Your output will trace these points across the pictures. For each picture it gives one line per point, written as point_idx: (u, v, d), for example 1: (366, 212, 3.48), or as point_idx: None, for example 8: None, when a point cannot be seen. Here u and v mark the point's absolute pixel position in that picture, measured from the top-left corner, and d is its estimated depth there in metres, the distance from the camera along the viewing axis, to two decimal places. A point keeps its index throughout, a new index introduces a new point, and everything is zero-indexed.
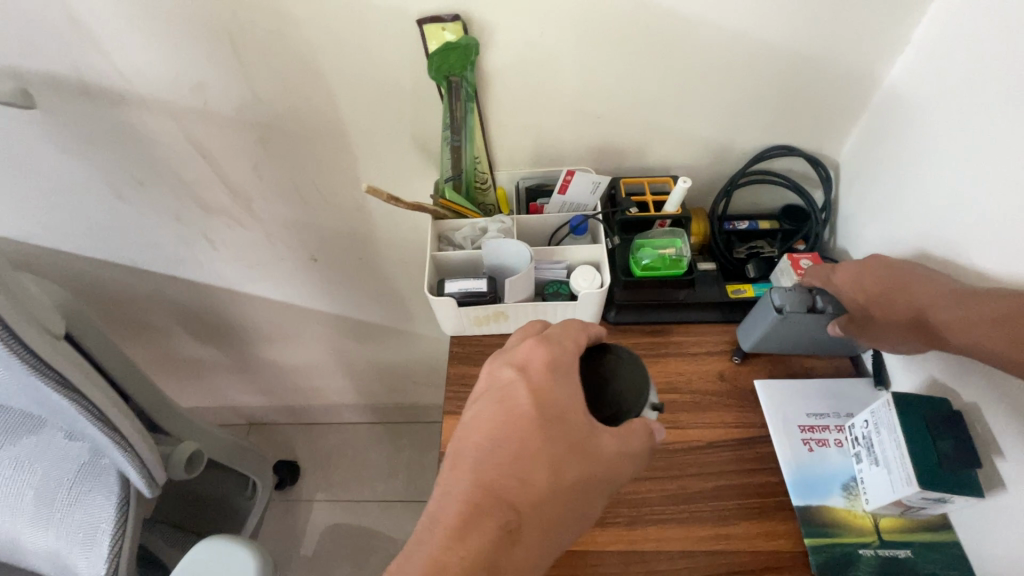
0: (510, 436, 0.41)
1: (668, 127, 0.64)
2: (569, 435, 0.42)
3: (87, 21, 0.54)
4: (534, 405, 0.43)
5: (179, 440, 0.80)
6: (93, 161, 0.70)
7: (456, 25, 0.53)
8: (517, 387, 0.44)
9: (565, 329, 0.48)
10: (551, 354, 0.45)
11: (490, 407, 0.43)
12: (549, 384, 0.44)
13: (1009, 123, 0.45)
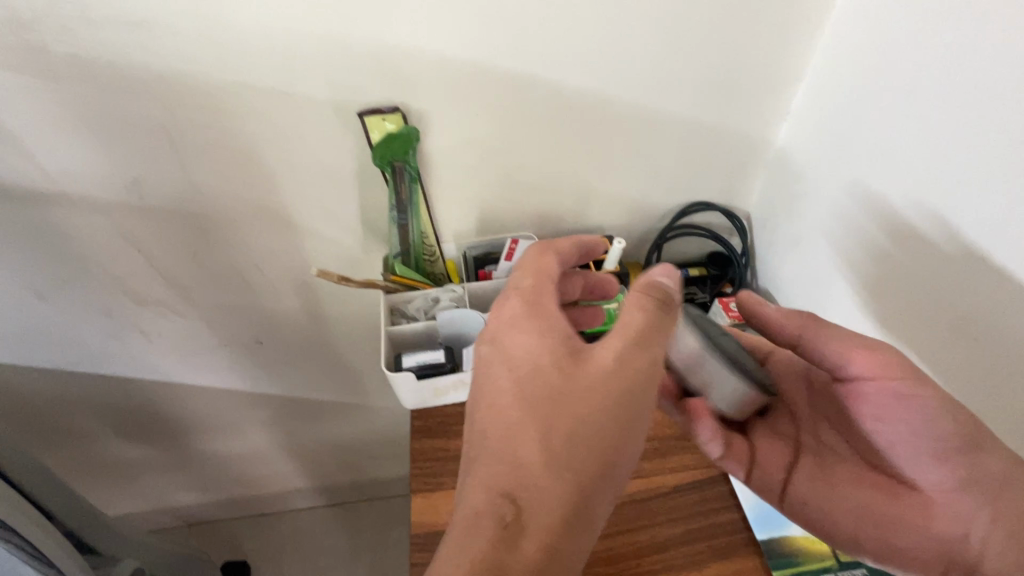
0: (512, 389, 0.42)
1: (601, 192, 0.69)
2: (578, 390, 0.41)
3: (10, 127, 0.52)
4: (524, 354, 0.43)
5: (112, 559, 0.72)
6: (10, 265, 0.66)
7: (395, 115, 0.56)
8: (501, 350, 0.44)
9: (532, 268, 0.49)
10: (517, 304, 0.46)
11: (490, 369, 0.44)
12: (529, 329, 0.44)
13: (882, 177, 0.55)
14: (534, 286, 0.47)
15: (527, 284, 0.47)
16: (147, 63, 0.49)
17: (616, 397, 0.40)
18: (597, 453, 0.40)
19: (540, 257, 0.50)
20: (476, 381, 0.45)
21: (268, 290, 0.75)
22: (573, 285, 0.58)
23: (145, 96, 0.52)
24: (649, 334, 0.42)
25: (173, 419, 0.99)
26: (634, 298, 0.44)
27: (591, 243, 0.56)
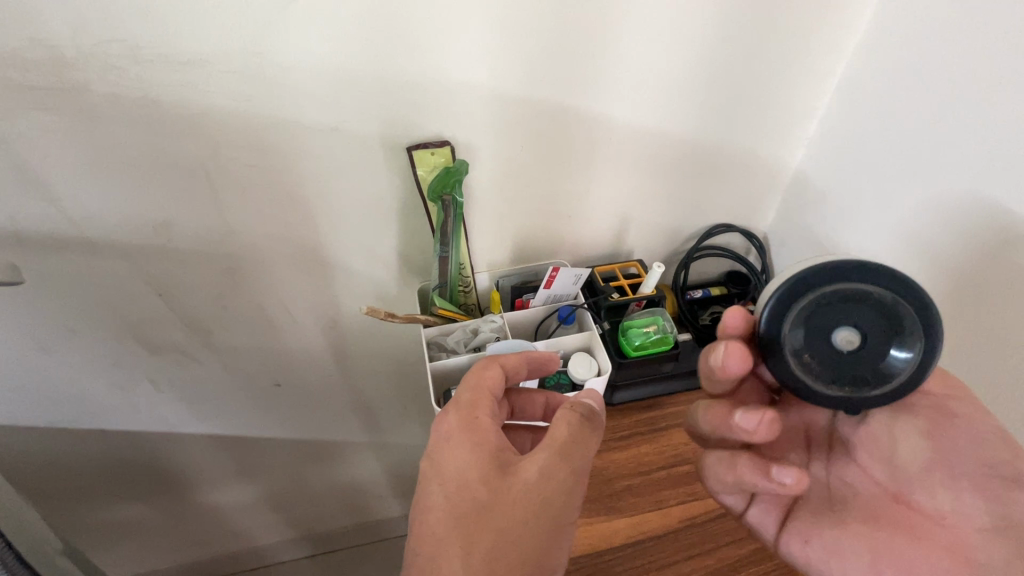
0: (442, 503, 0.46)
1: (632, 217, 0.71)
2: (497, 502, 0.45)
3: (37, 170, 0.49)
4: (457, 468, 0.47)
5: None
6: (15, 315, 0.61)
7: (446, 150, 0.55)
8: (436, 466, 0.48)
9: (470, 389, 0.52)
10: (455, 420, 0.49)
11: (430, 484, 0.47)
12: (465, 442, 0.48)
13: (911, 196, 0.59)
14: (464, 404, 0.50)
15: (461, 399, 0.51)
16: (194, 102, 0.47)
17: (551, 499, 0.45)
18: (548, 545, 0.44)
19: (487, 369, 0.53)
20: (419, 497, 0.48)
21: (292, 330, 0.72)
22: (535, 404, 0.59)
23: (189, 136, 0.49)
24: (580, 447, 0.46)
25: (173, 472, 0.92)
26: (563, 413, 0.48)
27: (539, 359, 0.57)
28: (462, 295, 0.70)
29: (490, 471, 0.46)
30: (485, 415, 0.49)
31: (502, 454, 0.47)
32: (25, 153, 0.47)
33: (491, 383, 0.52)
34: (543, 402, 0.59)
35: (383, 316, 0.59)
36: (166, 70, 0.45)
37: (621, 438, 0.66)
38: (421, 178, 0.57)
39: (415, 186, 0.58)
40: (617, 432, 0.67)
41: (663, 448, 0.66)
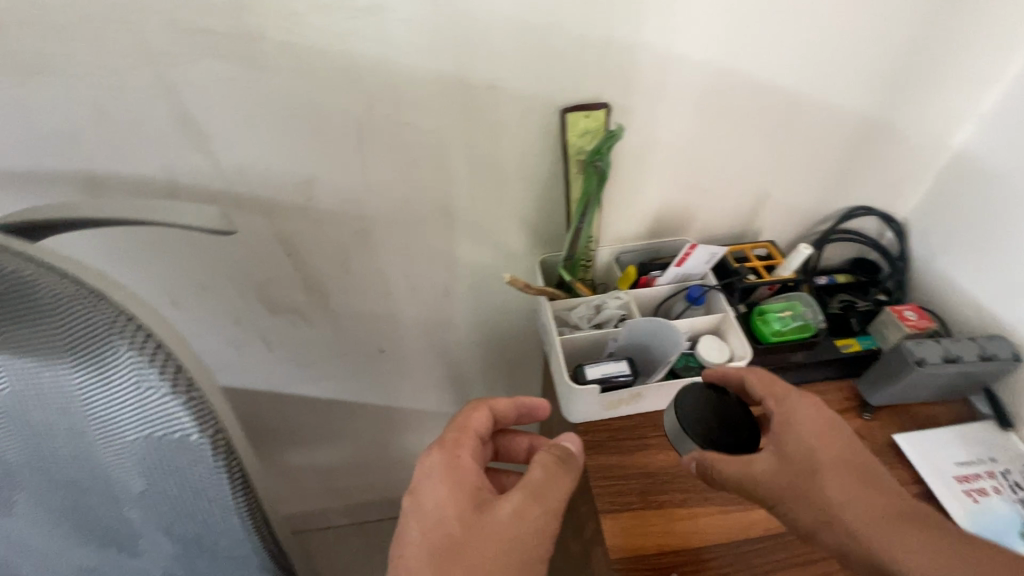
0: (417, 538, 0.45)
1: (768, 196, 0.67)
2: (471, 533, 0.44)
3: (199, 119, 0.48)
4: (432, 506, 0.46)
5: None
6: (154, 267, 0.62)
7: (603, 114, 0.53)
8: (415, 502, 0.47)
9: (455, 427, 0.51)
10: (435, 457, 0.49)
11: (407, 519, 0.46)
12: (443, 480, 0.47)
13: None
14: (447, 440, 0.50)
15: (442, 437, 0.50)
16: (360, 51, 0.46)
17: (531, 537, 0.43)
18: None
19: (475, 410, 0.53)
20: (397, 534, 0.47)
21: (404, 295, 0.71)
22: (520, 448, 0.57)
23: (348, 88, 0.48)
24: (554, 490, 0.46)
25: (268, 430, 0.95)
26: (541, 454, 0.48)
27: (534, 405, 0.55)
28: (583, 269, 0.66)
29: (462, 507, 0.45)
30: (462, 454, 0.49)
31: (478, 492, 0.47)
32: (189, 102, 0.47)
33: (477, 426, 0.51)
34: (529, 447, 0.57)
35: (521, 285, 0.59)
36: (342, 17, 0.44)
37: None
38: (573, 143, 0.54)
39: (563, 150, 0.55)
40: None
41: None
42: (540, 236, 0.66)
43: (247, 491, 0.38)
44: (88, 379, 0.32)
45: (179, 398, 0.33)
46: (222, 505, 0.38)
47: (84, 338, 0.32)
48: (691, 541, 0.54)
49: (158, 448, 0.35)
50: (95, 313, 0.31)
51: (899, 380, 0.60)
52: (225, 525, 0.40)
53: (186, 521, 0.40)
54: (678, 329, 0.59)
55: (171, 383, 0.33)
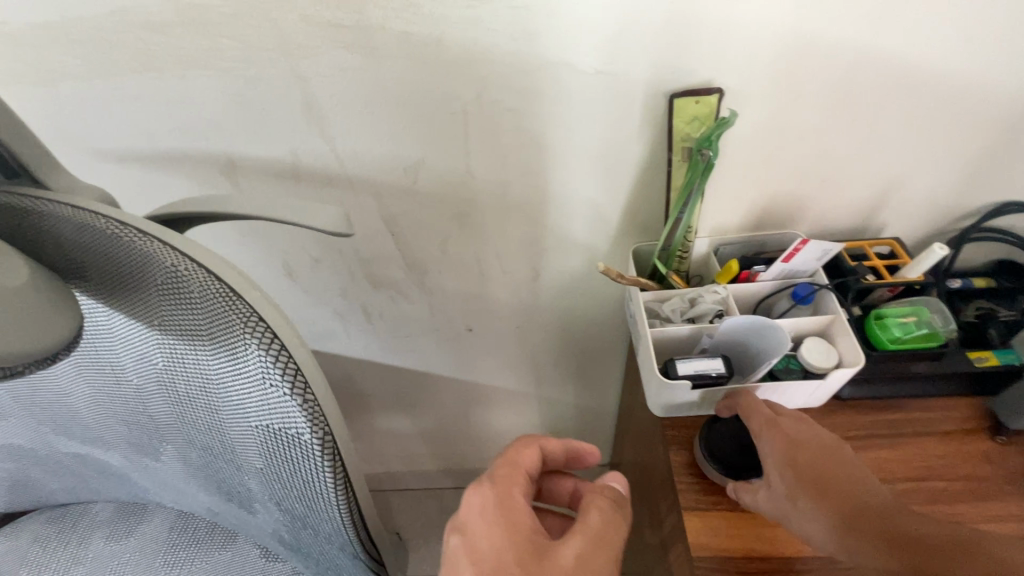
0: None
1: (895, 188, 0.60)
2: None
3: (323, 108, 0.52)
4: (489, 548, 0.45)
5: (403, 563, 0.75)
6: (276, 242, 0.69)
7: (716, 99, 0.50)
8: (468, 542, 0.46)
9: (506, 466, 0.51)
10: (486, 495, 0.48)
11: (460, 561, 0.45)
12: (497, 521, 0.46)
13: None
14: (498, 478, 0.49)
15: (491, 474, 0.50)
16: (474, 39, 0.47)
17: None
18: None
19: (524, 448, 0.53)
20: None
21: (496, 278, 0.73)
22: (562, 491, 0.57)
23: (460, 76, 0.50)
24: (612, 532, 0.46)
25: (362, 395, 1.03)
26: (596, 500, 0.48)
27: (581, 448, 0.56)
28: (678, 261, 0.63)
29: (522, 549, 0.44)
30: (515, 493, 0.48)
31: (535, 535, 0.46)
32: (316, 92, 0.51)
33: (528, 464, 0.52)
34: (571, 491, 0.57)
35: (616, 276, 0.58)
36: (458, 6, 0.45)
37: (856, 437, 0.58)
38: (680, 130, 0.52)
39: (666, 138, 0.54)
40: (849, 430, 0.59)
41: (909, 457, 0.57)
42: (635, 225, 0.64)
43: (354, 499, 0.34)
44: (215, 376, 0.30)
45: (298, 409, 0.29)
46: (324, 511, 0.34)
47: (212, 335, 0.29)
48: (784, 551, 0.52)
49: (273, 452, 0.32)
50: (229, 309, 0.29)
51: None
52: (327, 529, 0.35)
53: (305, 527, 0.37)
54: (784, 329, 0.56)
55: (294, 391, 0.29)
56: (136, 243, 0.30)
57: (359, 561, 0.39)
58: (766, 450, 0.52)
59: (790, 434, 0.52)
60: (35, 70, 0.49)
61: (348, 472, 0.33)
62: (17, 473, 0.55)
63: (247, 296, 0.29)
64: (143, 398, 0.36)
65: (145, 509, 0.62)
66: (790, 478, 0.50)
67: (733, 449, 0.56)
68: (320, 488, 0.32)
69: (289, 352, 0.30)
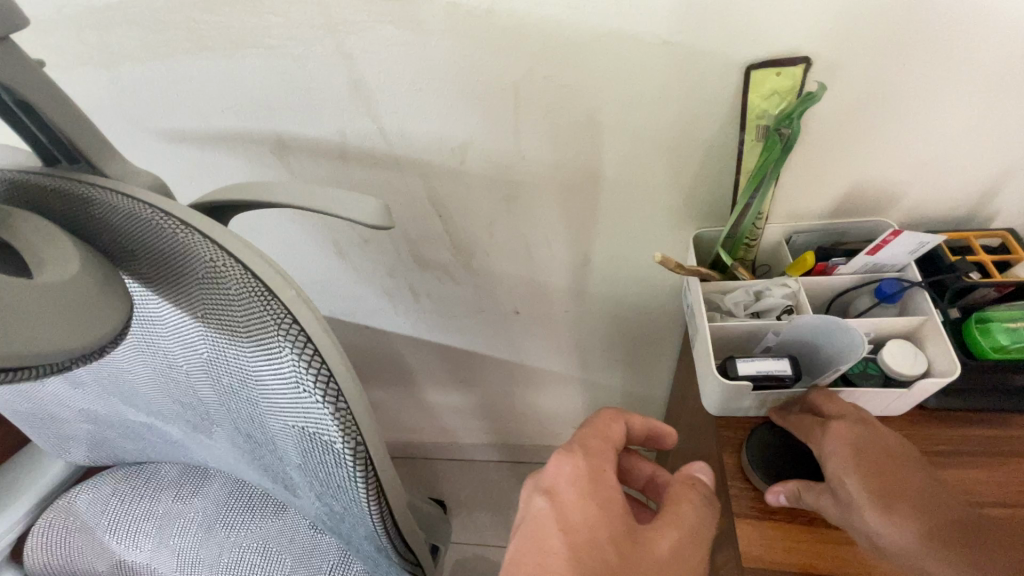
0: (562, 550, 0.43)
1: (1013, 172, 0.52)
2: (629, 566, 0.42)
3: (370, 87, 0.51)
4: (580, 521, 0.44)
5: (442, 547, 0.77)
6: (327, 220, 0.69)
7: (801, 72, 0.44)
8: (555, 507, 0.46)
9: (596, 438, 0.49)
10: (578, 466, 0.47)
11: (545, 523, 0.45)
12: (589, 495, 0.45)
13: None
14: (591, 451, 0.48)
15: (580, 446, 0.48)
16: (527, 8, 0.43)
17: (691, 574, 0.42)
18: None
19: (613, 423, 0.51)
20: (526, 537, 0.45)
21: (544, 261, 0.71)
22: (639, 473, 0.55)
23: (511, 49, 0.46)
24: (706, 531, 0.45)
25: (411, 369, 1.04)
26: (687, 492, 0.47)
27: (662, 432, 0.53)
28: (745, 249, 0.58)
29: (617, 530, 0.44)
30: (608, 469, 0.47)
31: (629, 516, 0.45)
32: (362, 68, 0.49)
33: (617, 438, 0.50)
34: (649, 475, 0.54)
35: (674, 266, 0.53)
36: None
37: (942, 453, 0.52)
38: (755, 106, 0.47)
39: (740, 113, 0.48)
40: (934, 445, 0.53)
41: (1006, 480, 0.50)
42: (697, 209, 0.59)
43: (383, 501, 0.33)
44: (251, 373, 0.30)
45: (328, 417, 0.29)
46: (355, 511, 0.33)
47: (248, 334, 0.29)
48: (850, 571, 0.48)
49: (306, 451, 0.31)
50: (263, 309, 0.28)
51: None
52: (358, 524, 0.35)
53: (341, 519, 0.37)
54: (863, 332, 0.50)
55: (324, 398, 0.29)
56: (180, 235, 0.30)
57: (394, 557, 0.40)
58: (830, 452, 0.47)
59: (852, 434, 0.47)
60: (97, 52, 0.50)
61: (379, 478, 0.32)
62: (95, 433, 0.60)
63: (280, 295, 0.28)
64: (191, 383, 0.37)
65: (207, 472, 0.66)
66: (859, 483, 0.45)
67: (779, 462, 0.53)
68: (349, 491, 0.32)
69: (322, 357, 0.29)
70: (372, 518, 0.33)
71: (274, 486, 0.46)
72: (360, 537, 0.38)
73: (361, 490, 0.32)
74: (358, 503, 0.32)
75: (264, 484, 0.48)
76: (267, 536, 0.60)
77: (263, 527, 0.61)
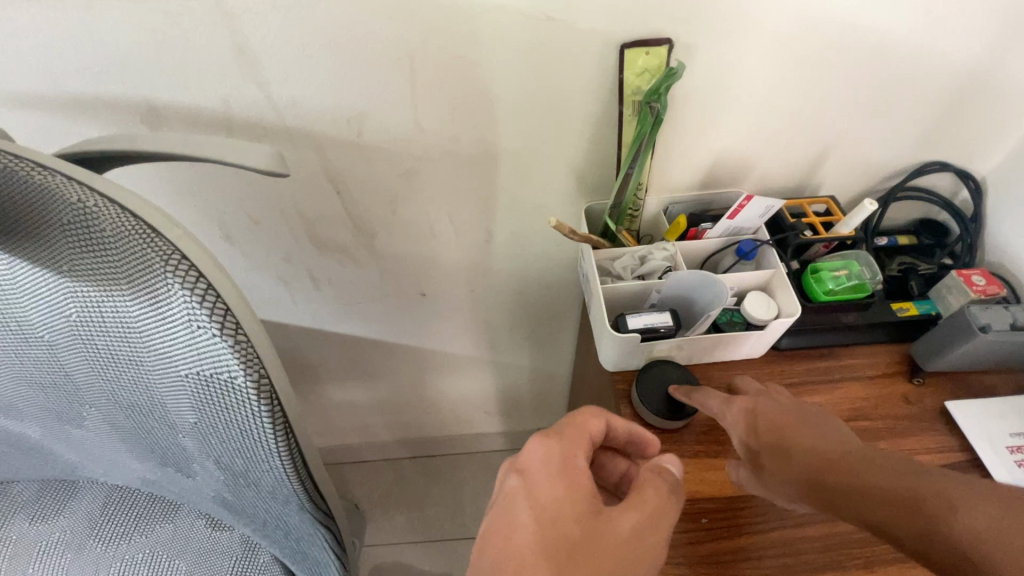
0: (530, 531, 0.44)
1: (832, 148, 0.63)
2: (589, 548, 0.43)
3: (256, 50, 0.48)
4: (549, 499, 0.45)
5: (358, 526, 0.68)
6: (211, 201, 0.64)
7: (665, 51, 0.50)
8: (527, 488, 0.47)
9: (574, 426, 0.50)
10: (552, 451, 0.48)
11: (519, 503, 0.46)
12: (559, 476, 0.47)
13: None
14: (566, 436, 0.49)
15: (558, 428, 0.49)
16: None
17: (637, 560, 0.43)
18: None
19: (593, 416, 0.52)
20: (497, 516, 0.46)
21: (447, 240, 0.72)
22: (614, 469, 0.57)
23: (406, 18, 0.47)
24: (670, 516, 0.46)
25: (314, 365, 1.00)
26: (650, 477, 0.48)
27: (645, 436, 0.54)
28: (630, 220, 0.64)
29: (580, 510, 0.45)
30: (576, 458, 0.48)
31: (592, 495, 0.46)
32: (247, 31, 0.47)
33: (593, 430, 0.51)
34: (622, 472, 0.57)
35: (569, 231, 0.58)
36: None
37: (792, 384, 0.62)
38: (629, 84, 0.52)
39: (619, 90, 0.53)
40: (788, 377, 0.63)
41: (839, 400, 0.61)
42: (588, 185, 0.64)
43: (291, 435, 0.35)
44: (137, 322, 0.30)
45: (229, 349, 0.30)
46: (262, 451, 0.34)
47: (131, 277, 0.29)
48: (726, 492, 0.55)
49: (207, 393, 0.32)
50: (147, 247, 0.28)
51: (957, 346, 0.57)
52: (264, 472, 0.36)
53: (243, 476, 0.37)
54: (726, 283, 0.57)
55: (224, 330, 0.30)
56: (31, 176, 0.28)
57: (305, 511, 0.40)
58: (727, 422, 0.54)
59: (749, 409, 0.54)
60: None
61: (286, 413, 0.34)
62: None
63: (165, 232, 0.29)
64: (56, 355, 0.34)
65: (78, 485, 0.58)
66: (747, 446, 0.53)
67: (669, 399, 0.59)
68: (255, 427, 0.33)
69: (216, 291, 0.30)
70: (281, 457, 0.34)
71: (154, 472, 0.44)
72: (265, 490, 0.38)
73: (269, 423, 0.33)
74: (265, 438, 0.34)
75: (148, 475, 0.45)
76: (157, 542, 0.55)
77: (151, 534, 0.55)
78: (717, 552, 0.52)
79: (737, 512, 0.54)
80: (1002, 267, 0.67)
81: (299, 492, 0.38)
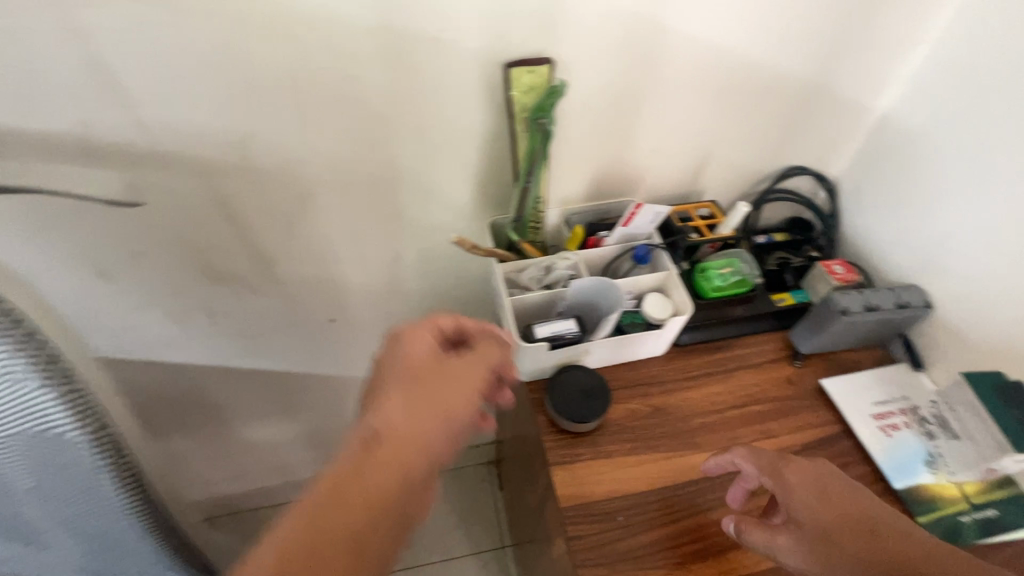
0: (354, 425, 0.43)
1: (709, 157, 0.69)
2: (385, 415, 0.42)
3: (116, 70, 0.45)
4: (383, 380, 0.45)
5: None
6: (75, 237, 0.58)
7: (547, 69, 0.52)
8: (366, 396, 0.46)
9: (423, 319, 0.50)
10: (395, 336, 0.49)
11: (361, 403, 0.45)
12: (392, 358, 0.47)
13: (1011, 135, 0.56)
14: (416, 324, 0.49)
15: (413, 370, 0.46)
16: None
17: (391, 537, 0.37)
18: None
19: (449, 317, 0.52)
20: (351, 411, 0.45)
21: (352, 262, 0.70)
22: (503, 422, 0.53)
23: (283, 37, 0.46)
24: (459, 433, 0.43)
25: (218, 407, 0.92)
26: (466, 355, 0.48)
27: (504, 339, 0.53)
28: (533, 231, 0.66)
29: (439, 357, 0.47)
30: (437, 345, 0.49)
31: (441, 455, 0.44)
32: (104, 50, 0.43)
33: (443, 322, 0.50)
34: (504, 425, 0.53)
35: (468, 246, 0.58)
36: None
37: (692, 378, 0.67)
38: (518, 102, 0.53)
39: (509, 108, 0.55)
40: (689, 371, 0.67)
41: (734, 389, 0.66)
42: (491, 200, 0.66)
43: (135, 481, 0.37)
44: None
45: (60, 404, 0.31)
46: (98, 494, 0.36)
47: None
48: (639, 487, 0.57)
49: (36, 443, 0.33)
50: None
51: (824, 328, 0.64)
52: (103, 515, 0.38)
53: (79, 521, 0.38)
54: (621, 289, 0.61)
55: (51, 385, 0.31)
56: None
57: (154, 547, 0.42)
58: (791, 495, 0.49)
59: (808, 466, 0.50)
60: None
61: (134, 468, 0.36)
62: None
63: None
64: None
65: None
66: (814, 523, 0.47)
67: (579, 402, 0.61)
68: (94, 473, 0.35)
69: (47, 344, 0.30)
70: (121, 498, 0.37)
71: None
72: (102, 532, 0.39)
73: (106, 470, 0.35)
74: (104, 482, 0.35)
75: None
76: None
77: None
78: (634, 549, 0.54)
79: (650, 507, 0.56)
80: (857, 256, 0.76)
81: (138, 531, 0.39)
